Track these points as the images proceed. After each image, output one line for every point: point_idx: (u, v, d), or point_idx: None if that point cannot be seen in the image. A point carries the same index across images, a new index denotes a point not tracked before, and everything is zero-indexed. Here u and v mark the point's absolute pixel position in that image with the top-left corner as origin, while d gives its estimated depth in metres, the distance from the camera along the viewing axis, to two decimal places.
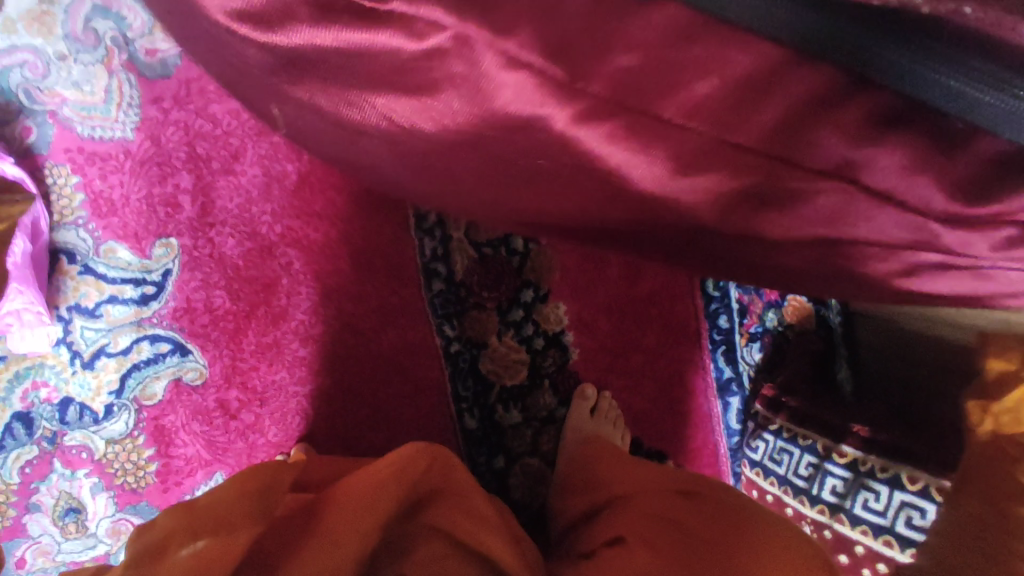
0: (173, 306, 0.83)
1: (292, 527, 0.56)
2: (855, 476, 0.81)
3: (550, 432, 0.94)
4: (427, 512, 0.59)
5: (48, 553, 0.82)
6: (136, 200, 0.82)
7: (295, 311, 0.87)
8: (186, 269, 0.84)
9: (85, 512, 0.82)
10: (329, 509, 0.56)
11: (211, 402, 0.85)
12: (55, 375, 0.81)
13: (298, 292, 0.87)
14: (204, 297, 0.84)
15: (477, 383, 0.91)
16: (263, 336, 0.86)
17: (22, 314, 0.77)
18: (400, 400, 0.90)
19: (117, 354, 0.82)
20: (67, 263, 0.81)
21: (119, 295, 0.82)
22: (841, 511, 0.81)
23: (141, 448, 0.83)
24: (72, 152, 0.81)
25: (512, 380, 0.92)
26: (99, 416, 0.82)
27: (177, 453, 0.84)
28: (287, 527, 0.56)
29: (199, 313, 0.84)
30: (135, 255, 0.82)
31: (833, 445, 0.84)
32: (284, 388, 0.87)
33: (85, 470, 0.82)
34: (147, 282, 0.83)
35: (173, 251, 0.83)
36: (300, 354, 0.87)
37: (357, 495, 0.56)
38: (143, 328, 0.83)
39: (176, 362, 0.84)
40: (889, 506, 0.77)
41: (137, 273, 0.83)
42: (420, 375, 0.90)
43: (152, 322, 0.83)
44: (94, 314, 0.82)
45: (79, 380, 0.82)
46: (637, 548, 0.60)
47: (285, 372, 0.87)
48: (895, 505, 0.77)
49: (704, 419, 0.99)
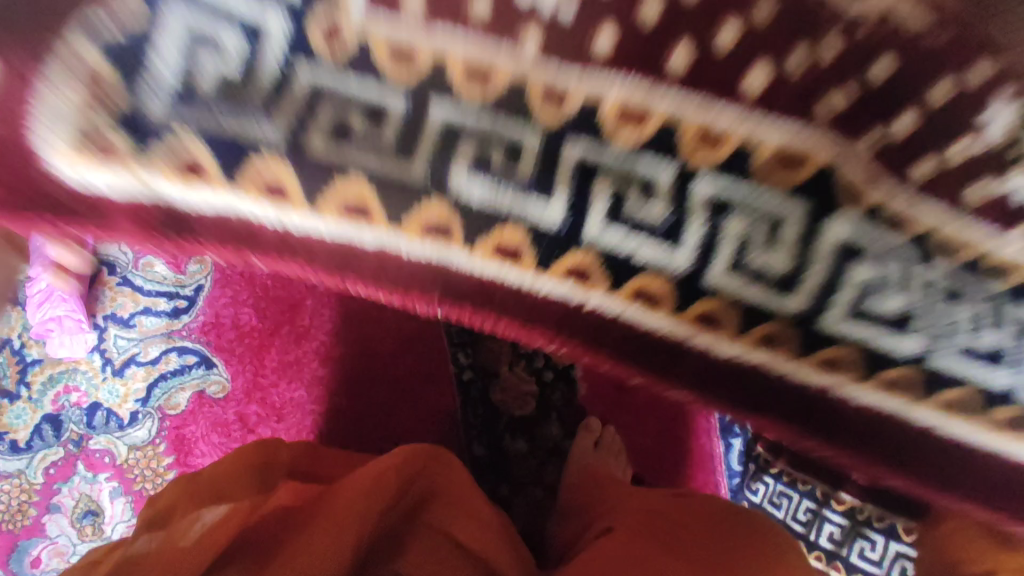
0: (202, 321, 0.88)
1: (291, 515, 0.59)
2: (851, 524, 0.86)
3: (555, 465, 0.95)
4: (426, 514, 0.63)
5: (64, 554, 0.83)
6: None
7: (317, 331, 0.91)
8: (218, 286, 0.88)
9: (102, 515, 0.84)
10: (331, 496, 0.61)
11: (230, 415, 0.88)
12: (86, 381, 0.85)
13: (321, 314, 0.91)
14: (232, 314, 0.88)
15: (486, 412, 0.94)
16: (285, 354, 0.89)
17: (63, 321, 0.81)
18: (411, 423, 0.92)
19: (146, 363, 0.86)
20: (107, 275, 0.86)
21: (153, 307, 0.86)
22: (838, 559, 0.86)
23: (160, 456, 0.86)
24: None
25: (521, 411, 0.94)
26: (124, 423, 0.86)
27: (195, 462, 0.86)
28: (287, 514, 0.60)
29: (227, 329, 0.88)
30: (171, 270, 0.87)
31: (833, 492, 0.88)
32: (302, 405, 0.89)
33: (106, 474, 0.85)
34: (180, 296, 0.87)
35: (207, 268, 0.88)
36: (319, 373, 0.90)
37: (357, 485, 0.61)
38: (172, 340, 0.87)
39: (201, 374, 0.88)
40: (885, 556, 0.84)
41: (172, 287, 0.87)
42: (432, 399, 0.93)
43: (182, 335, 0.87)
44: (128, 324, 0.86)
45: (109, 387, 0.85)
46: (647, 558, 0.64)
47: (304, 390, 0.90)
48: (891, 556, 0.84)
49: (705, 459, 0.96)
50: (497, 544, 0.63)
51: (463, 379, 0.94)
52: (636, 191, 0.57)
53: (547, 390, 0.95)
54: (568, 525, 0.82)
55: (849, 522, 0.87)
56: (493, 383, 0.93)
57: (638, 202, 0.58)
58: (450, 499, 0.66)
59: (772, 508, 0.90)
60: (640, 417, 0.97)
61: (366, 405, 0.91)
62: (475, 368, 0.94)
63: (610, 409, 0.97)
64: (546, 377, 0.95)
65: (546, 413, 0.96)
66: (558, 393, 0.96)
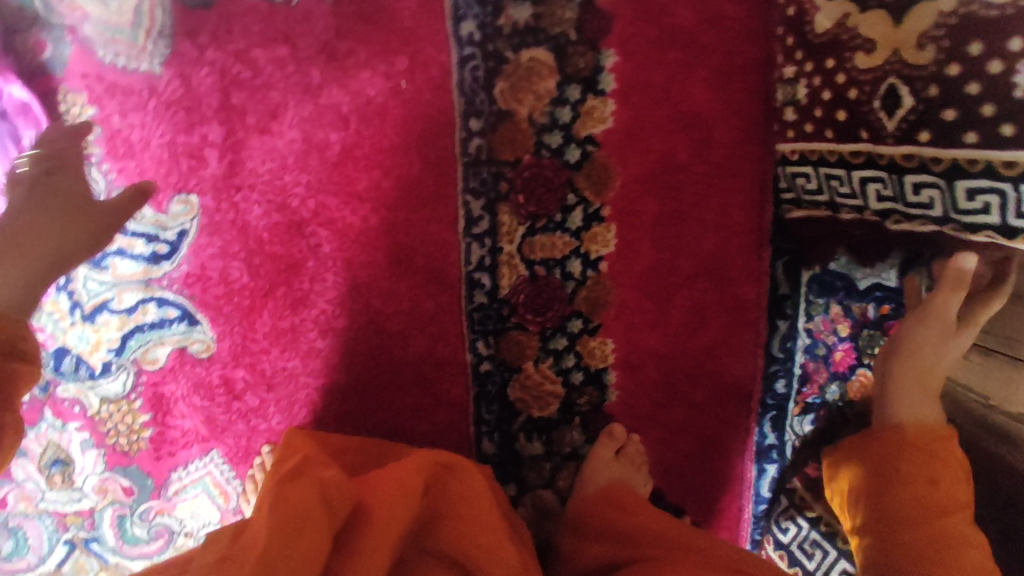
0: (186, 271, 0.75)
1: None
2: (787, 505, 0.89)
3: (570, 469, 0.86)
4: (436, 537, 0.63)
5: (32, 499, 0.80)
6: (157, 145, 0.72)
7: (318, 298, 0.77)
8: (205, 233, 0.75)
9: (72, 465, 0.79)
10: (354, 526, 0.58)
11: (215, 377, 0.78)
12: (52, 323, 0.75)
13: (324, 278, 0.77)
14: (220, 267, 0.75)
15: (503, 409, 0.83)
16: (280, 319, 0.77)
17: None
18: (418, 413, 0.81)
19: (120, 311, 0.75)
20: None
21: (129, 249, 0.74)
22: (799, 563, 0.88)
23: (136, 412, 0.78)
24: (91, 79, 0.71)
25: (541, 411, 0.84)
26: (95, 372, 0.76)
27: (174, 424, 0.78)
28: None
29: (213, 283, 0.76)
30: (152, 208, 0.74)
31: (809, 498, 0.88)
32: (295, 377, 0.79)
33: (76, 424, 0.78)
34: (160, 240, 0.74)
35: (193, 210, 0.74)
36: (317, 345, 0.78)
37: None
38: (150, 289, 0.75)
39: (182, 330, 0.76)
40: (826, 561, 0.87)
41: (151, 229, 0.74)
42: (444, 388, 0.81)
43: (162, 285, 0.75)
44: (100, 265, 0.74)
45: (78, 333, 0.75)
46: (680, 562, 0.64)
47: (298, 361, 0.78)
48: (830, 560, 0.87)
49: (736, 482, 0.90)
50: (503, 540, 0.63)
51: (481, 371, 0.82)
52: (559, 136, 0.77)
53: (573, 392, 0.84)
54: (596, 542, 0.74)
55: (787, 503, 0.89)
56: (514, 379, 0.82)
57: (549, 135, 0.77)
58: (457, 522, 0.63)
59: (779, 531, 0.89)
60: (673, 433, 0.88)
61: (375, 387, 0.80)
62: (494, 360, 0.81)
63: (640, 418, 0.87)
64: (573, 379, 0.84)
65: (569, 417, 0.85)
66: (585, 397, 0.84)
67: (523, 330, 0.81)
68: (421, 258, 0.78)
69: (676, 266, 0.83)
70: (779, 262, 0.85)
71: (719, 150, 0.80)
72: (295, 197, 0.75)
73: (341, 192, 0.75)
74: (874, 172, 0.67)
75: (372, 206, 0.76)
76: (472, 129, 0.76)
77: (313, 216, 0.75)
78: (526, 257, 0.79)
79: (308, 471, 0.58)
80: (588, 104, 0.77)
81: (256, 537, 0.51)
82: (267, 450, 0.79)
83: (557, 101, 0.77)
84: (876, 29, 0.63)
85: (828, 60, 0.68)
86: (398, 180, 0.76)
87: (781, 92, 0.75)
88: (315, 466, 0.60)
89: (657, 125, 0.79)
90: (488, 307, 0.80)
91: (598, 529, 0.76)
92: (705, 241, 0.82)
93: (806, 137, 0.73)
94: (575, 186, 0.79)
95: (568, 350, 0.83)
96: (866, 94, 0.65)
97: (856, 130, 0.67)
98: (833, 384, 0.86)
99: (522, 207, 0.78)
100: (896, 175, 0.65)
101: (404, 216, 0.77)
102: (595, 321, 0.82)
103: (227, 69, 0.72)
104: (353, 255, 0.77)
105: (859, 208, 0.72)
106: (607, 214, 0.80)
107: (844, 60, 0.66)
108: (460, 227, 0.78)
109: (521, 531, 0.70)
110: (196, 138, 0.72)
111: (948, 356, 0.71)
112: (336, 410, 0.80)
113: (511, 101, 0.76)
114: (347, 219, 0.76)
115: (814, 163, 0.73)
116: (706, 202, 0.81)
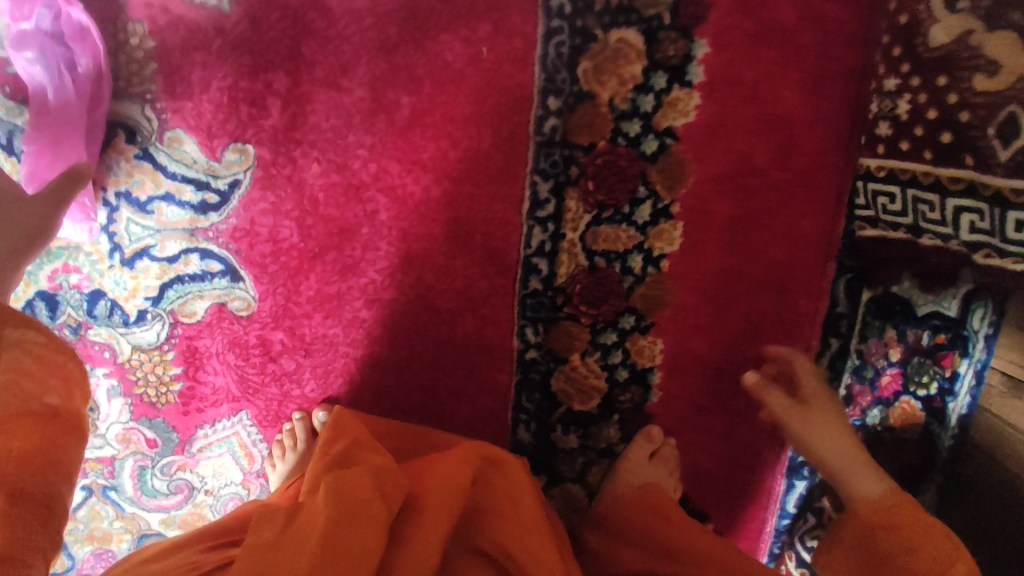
0: (234, 225, 0.71)
1: None
2: (816, 524, 0.88)
3: (602, 465, 0.85)
4: (478, 534, 0.61)
5: None
6: (217, 88, 0.68)
7: (369, 267, 0.74)
8: (258, 186, 0.71)
9: (97, 411, 0.76)
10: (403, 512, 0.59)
11: (253, 337, 0.75)
12: (90, 264, 0.71)
13: (377, 247, 0.73)
14: (271, 224, 0.72)
15: (544, 399, 0.81)
16: (326, 285, 0.74)
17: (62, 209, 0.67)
18: (458, 394, 0.79)
19: (161, 259, 0.72)
20: (124, 141, 0.69)
21: (176, 195, 0.70)
22: None
23: (168, 364, 0.75)
24: (154, 9, 0.67)
25: (581, 405, 0.82)
26: (129, 319, 0.73)
27: (206, 380, 0.76)
28: None
29: (261, 240, 0.72)
30: (203, 154, 0.69)
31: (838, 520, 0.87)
32: (335, 345, 0.76)
33: (104, 369, 0.75)
34: (210, 189, 0.70)
35: (247, 161, 0.70)
36: (361, 315, 0.75)
37: None
38: (195, 239, 0.71)
39: (224, 285, 0.73)
40: None
41: (201, 176, 0.70)
42: (488, 372, 0.79)
43: (207, 236, 0.71)
44: (145, 209, 0.70)
45: (115, 277, 0.72)
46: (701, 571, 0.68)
47: (340, 329, 0.75)
48: None
49: (765, 496, 0.89)
50: (545, 546, 0.60)
51: (526, 358, 0.79)
52: (638, 124, 0.74)
53: (616, 389, 0.82)
54: (631, 547, 0.76)
55: (817, 521, 0.88)
56: (559, 370, 0.80)
57: (628, 123, 0.74)
58: (501, 523, 0.61)
59: (803, 548, 0.89)
60: (709, 440, 0.86)
61: (417, 364, 0.78)
62: (541, 349, 0.79)
63: (680, 422, 0.85)
64: (618, 376, 0.81)
65: (609, 414, 0.83)
66: (627, 395, 0.82)
67: (575, 321, 0.78)
68: (479, 236, 0.74)
69: (737, 273, 0.80)
70: (842, 278, 0.81)
71: (799, 158, 0.77)
72: (357, 159, 0.71)
73: (405, 159, 0.71)
74: (973, 202, 0.65)
75: (435, 177, 0.72)
76: (550, 107, 0.72)
77: (373, 180, 0.71)
78: (588, 247, 0.76)
79: (357, 458, 0.63)
80: (673, 94, 0.74)
81: (310, 520, 0.53)
82: (298, 417, 0.77)
83: (641, 88, 0.73)
84: (1002, 52, 0.60)
85: (942, 77, 0.65)
86: (465, 153, 0.72)
87: (877, 104, 0.72)
88: (363, 451, 0.64)
89: (740, 125, 0.75)
90: (543, 294, 0.77)
91: (631, 530, 0.78)
92: (770, 249, 0.79)
93: (898, 155, 0.70)
94: (647, 179, 0.75)
95: (618, 346, 0.80)
96: (982, 121, 0.62)
97: (960, 154, 0.64)
98: (875, 408, 0.85)
99: (591, 195, 0.75)
100: (998, 208, 0.63)
101: (468, 191, 0.73)
102: (650, 320, 0.80)
103: (300, 15, 0.68)
104: (410, 226, 0.73)
105: (945, 235, 0.69)
106: (676, 211, 0.77)
107: (959, 79, 0.63)
108: (524, 209, 0.74)
109: (562, 532, 0.68)
110: (260, 86, 0.68)
111: (829, 441, 0.77)
112: (374, 381, 0.78)
113: (593, 83, 0.72)
114: (408, 188, 0.72)
115: (905, 184, 0.70)
116: (777, 210, 0.78)
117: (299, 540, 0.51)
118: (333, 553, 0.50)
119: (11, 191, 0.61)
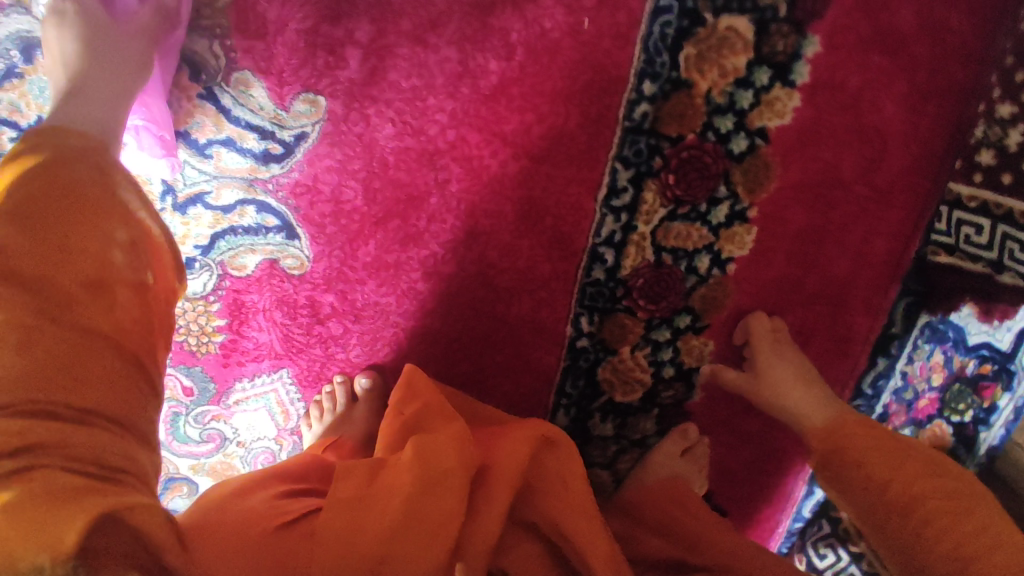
0: (296, 180, 0.67)
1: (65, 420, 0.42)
2: (831, 534, 0.90)
3: (633, 454, 0.85)
4: (531, 506, 0.63)
5: None
6: (294, 31, 0.63)
7: (431, 239, 0.70)
8: (326, 142, 0.66)
9: None
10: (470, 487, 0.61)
11: (302, 297, 0.72)
12: None
13: (442, 218, 0.70)
14: (335, 184, 0.67)
15: (587, 387, 0.80)
16: (385, 253, 0.70)
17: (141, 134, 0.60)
18: (503, 373, 0.78)
19: (216, 208, 0.67)
20: (188, 79, 0.62)
21: (237, 142, 0.65)
22: None
23: (212, 315, 0.72)
24: None
25: (623, 397, 0.81)
26: None
27: (250, 334, 0.73)
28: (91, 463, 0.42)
29: (323, 200, 0.68)
30: (272, 101, 0.64)
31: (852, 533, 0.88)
32: (386, 313, 0.73)
33: None
34: (274, 139, 0.65)
35: (317, 113, 0.65)
36: (416, 287, 0.72)
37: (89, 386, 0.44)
38: (253, 191, 0.67)
39: (278, 242, 0.69)
40: None
41: (267, 124, 0.65)
42: (536, 355, 0.77)
43: (267, 188, 0.67)
44: (202, 153, 0.65)
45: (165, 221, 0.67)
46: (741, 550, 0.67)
47: (393, 298, 0.72)
48: None
49: (783, 499, 0.90)
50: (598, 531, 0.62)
51: (576, 346, 0.77)
52: (731, 121, 0.70)
53: (660, 385, 0.81)
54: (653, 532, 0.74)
55: (831, 532, 0.90)
56: (607, 360, 0.78)
57: (721, 118, 0.69)
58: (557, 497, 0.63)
59: (815, 554, 0.91)
60: (741, 442, 0.86)
61: (466, 340, 0.76)
62: (593, 338, 0.77)
63: (717, 421, 0.85)
64: (664, 372, 0.80)
65: (649, 407, 0.82)
66: (670, 391, 0.82)
67: (631, 315, 0.76)
68: (549, 219, 0.71)
69: (801, 283, 0.78)
70: (902, 300, 0.80)
71: (887, 175, 0.74)
72: (433, 124, 0.66)
73: (485, 129, 0.67)
74: None
75: (513, 152, 0.68)
76: (644, 92, 0.67)
77: (448, 149, 0.67)
78: (657, 241, 0.73)
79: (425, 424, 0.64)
80: (773, 94, 0.69)
81: (395, 478, 0.56)
82: (340, 380, 0.76)
83: (742, 83, 0.68)
84: None
85: None
86: (548, 131, 0.68)
87: (982, 129, 0.70)
88: (430, 416, 0.65)
89: (834, 133, 0.72)
90: (604, 284, 0.74)
91: (652, 518, 0.76)
92: (839, 263, 0.77)
93: None
94: (729, 178, 0.72)
95: (669, 344, 0.79)
96: None
97: None
98: (907, 427, 0.86)
99: (670, 189, 0.71)
100: None
101: (545, 171, 0.69)
102: (705, 321, 0.78)
103: None
104: (479, 201, 0.69)
105: None
106: (753, 215, 0.74)
107: None
108: (599, 195, 0.71)
109: None
110: (341, 34, 0.63)
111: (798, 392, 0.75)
112: (421, 353, 0.76)
113: (693, 71, 0.67)
114: (484, 161, 0.68)
115: None
116: (855, 225, 0.76)
117: (385, 495, 0.54)
118: (415, 519, 0.53)
119: (113, 43, 0.55)
